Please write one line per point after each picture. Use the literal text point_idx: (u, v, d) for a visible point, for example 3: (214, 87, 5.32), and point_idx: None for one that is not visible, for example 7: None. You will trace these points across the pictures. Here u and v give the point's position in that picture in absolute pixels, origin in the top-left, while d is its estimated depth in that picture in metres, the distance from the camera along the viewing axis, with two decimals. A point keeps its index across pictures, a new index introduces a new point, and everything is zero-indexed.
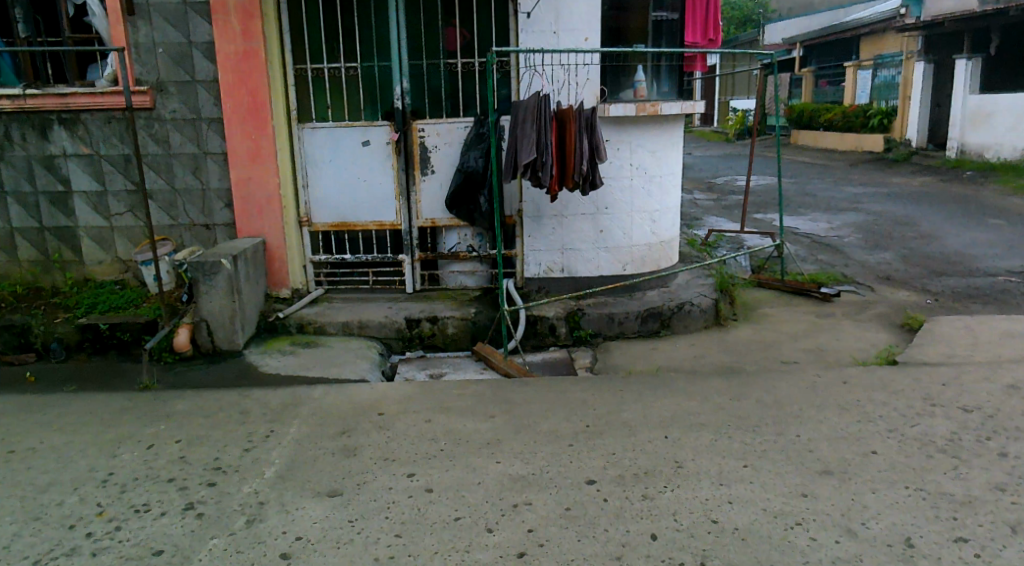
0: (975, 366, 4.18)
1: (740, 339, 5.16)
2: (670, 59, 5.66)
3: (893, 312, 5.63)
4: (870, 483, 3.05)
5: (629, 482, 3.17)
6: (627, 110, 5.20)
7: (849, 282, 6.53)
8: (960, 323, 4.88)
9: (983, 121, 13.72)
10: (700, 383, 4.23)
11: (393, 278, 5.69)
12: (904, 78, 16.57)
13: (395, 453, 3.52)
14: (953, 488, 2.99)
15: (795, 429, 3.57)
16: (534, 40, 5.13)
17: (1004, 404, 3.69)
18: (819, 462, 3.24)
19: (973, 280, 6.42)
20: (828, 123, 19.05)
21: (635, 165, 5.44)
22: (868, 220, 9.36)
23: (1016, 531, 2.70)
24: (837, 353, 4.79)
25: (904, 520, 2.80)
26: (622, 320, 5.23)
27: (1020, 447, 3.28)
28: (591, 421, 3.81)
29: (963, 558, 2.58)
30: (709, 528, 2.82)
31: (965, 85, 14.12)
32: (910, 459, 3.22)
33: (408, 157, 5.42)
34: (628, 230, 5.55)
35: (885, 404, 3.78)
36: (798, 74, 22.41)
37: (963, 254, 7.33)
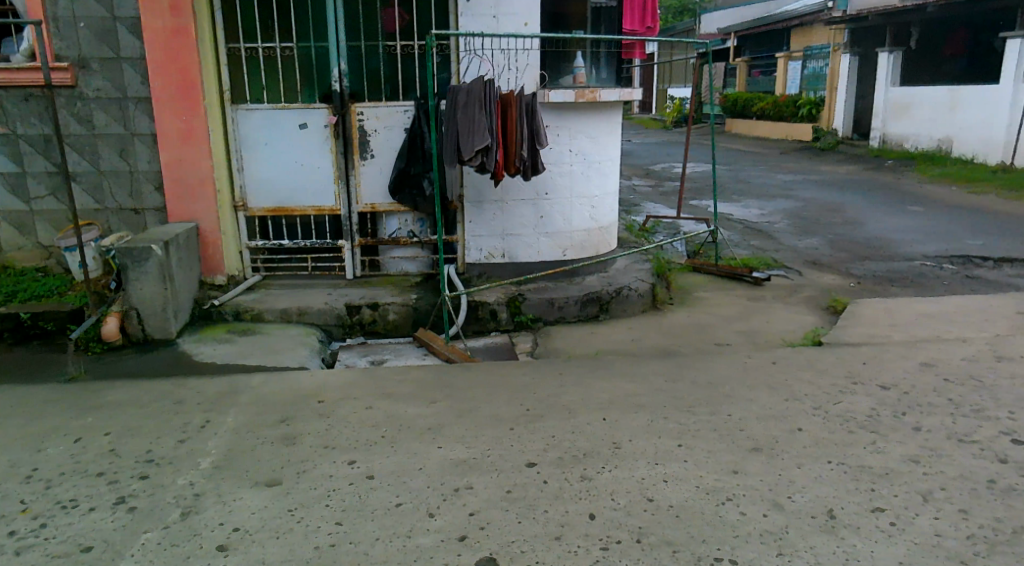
0: (893, 345, 4.40)
1: (676, 323, 5.30)
2: (608, 45, 5.71)
3: (819, 295, 5.87)
4: (797, 458, 3.20)
5: (568, 464, 3.23)
6: (566, 96, 5.26)
7: (778, 266, 6.77)
8: (879, 305, 5.13)
9: (902, 112, 14.36)
10: (637, 366, 4.34)
11: (332, 264, 5.63)
12: (831, 70, 17.15)
13: (335, 440, 3.50)
14: (871, 461, 3.15)
15: (727, 408, 3.70)
16: (474, 23, 5.13)
17: (920, 381, 3.90)
18: (749, 440, 3.37)
19: (892, 264, 6.74)
20: (761, 112, 19.57)
21: (575, 151, 5.52)
22: (797, 206, 9.71)
23: (928, 500, 2.85)
24: (767, 335, 4.98)
25: (826, 492, 2.94)
26: (562, 305, 5.31)
27: (932, 421, 3.47)
28: (533, 404, 3.86)
29: (880, 526, 2.72)
30: (645, 506, 2.91)
31: (887, 78, 14.70)
32: (833, 435, 3.38)
33: (346, 141, 5.34)
34: (568, 216, 5.62)
35: (812, 382, 3.96)
36: (731, 64, 22.91)
37: (883, 239, 7.69)
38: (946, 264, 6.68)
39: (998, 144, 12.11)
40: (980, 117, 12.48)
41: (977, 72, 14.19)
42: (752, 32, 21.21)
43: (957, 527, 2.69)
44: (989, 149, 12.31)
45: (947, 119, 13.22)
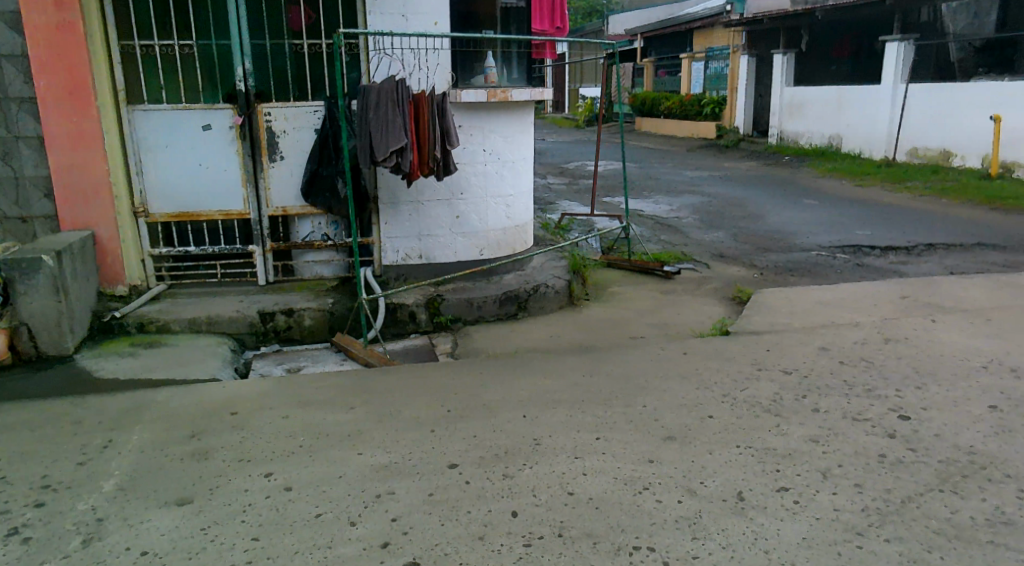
0: (794, 332, 4.64)
1: (592, 318, 5.41)
2: (518, 45, 5.74)
3: (725, 286, 6.11)
4: (708, 445, 3.33)
5: (490, 463, 3.26)
6: (478, 96, 5.28)
7: (688, 259, 7.00)
8: (781, 294, 5.39)
9: (796, 111, 15.16)
10: (555, 362, 4.41)
11: (243, 270, 5.47)
12: (732, 70, 17.85)
13: (249, 453, 3.41)
14: (776, 443, 3.31)
15: (642, 399, 3.82)
16: (383, 22, 5.09)
17: (819, 365, 4.12)
18: (663, 429, 3.49)
19: (791, 255, 7.09)
20: (668, 111, 20.17)
21: (489, 150, 5.55)
22: (703, 201, 10.07)
23: (827, 476, 3.03)
24: (678, 327, 5.15)
25: (736, 475, 3.08)
26: (480, 304, 5.33)
27: (830, 402, 3.67)
28: (453, 405, 3.87)
29: (784, 504, 2.86)
30: (566, 500, 2.97)
31: (782, 78, 15.59)
32: (741, 420, 3.54)
33: (254, 142, 5.20)
34: (484, 216, 5.66)
35: (720, 371, 4.12)
36: (639, 64, 23.50)
37: (783, 231, 8.06)
38: (839, 253, 7.07)
39: (881, 139, 12.88)
40: (864, 116, 13.25)
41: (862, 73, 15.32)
42: (657, 33, 21.82)
43: (853, 501, 2.86)
44: (874, 144, 13.07)
45: (836, 118, 13.98)
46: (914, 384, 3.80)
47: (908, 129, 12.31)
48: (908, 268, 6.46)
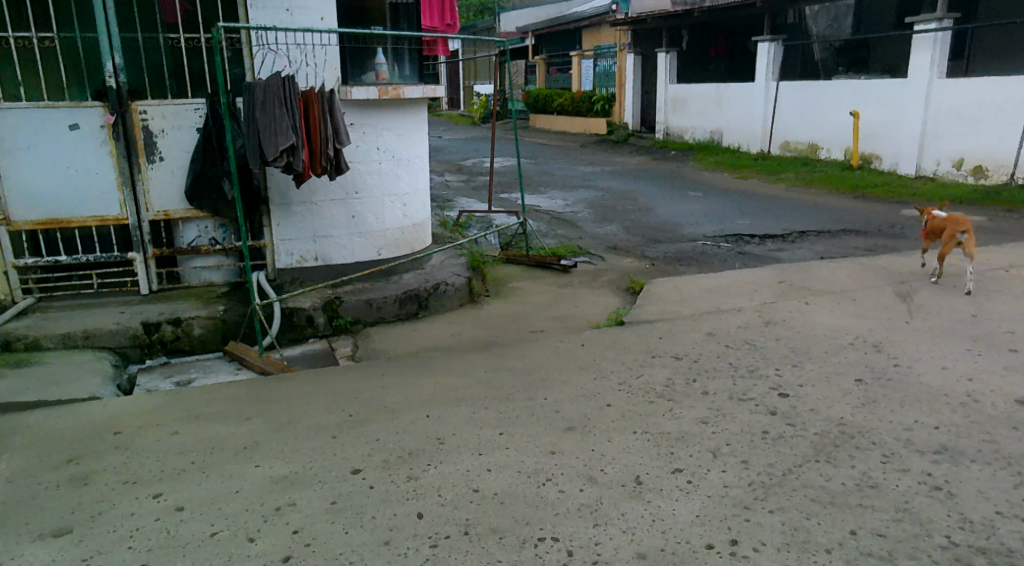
0: (684, 319, 4.83)
1: (492, 314, 5.44)
2: (410, 42, 5.67)
3: (619, 278, 6.29)
4: (607, 433, 3.41)
5: (393, 466, 3.22)
6: (369, 93, 5.18)
7: (583, 252, 7.16)
8: (671, 284, 5.60)
9: (680, 107, 15.74)
10: (457, 360, 4.41)
11: (123, 280, 5.16)
12: (619, 67, 18.35)
13: (135, 474, 3.23)
14: (670, 427, 3.44)
15: (542, 392, 3.87)
16: (265, 16, 4.93)
17: (707, 349, 4.31)
18: (564, 420, 3.55)
19: (679, 245, 7.37)
20: (560, 108, 20.52)
21: (383, 148, 5.48)
22: (597, 195, 10.32)
23: (717, 455, 3.17)
24: (575, 319, 5.26)
25: (634, 460, 3.17)
26: (380, 305, 5.26)
27: (718, 384, 3.85)
28: (355, 409, 3.80)
29: (679, 485, 2.97)
30: (471, 497, 2.97)
31: (666, 75, 16.14)
32: (637, 407, 3.65)
33: (128, 142, 4.91)
34: (380, 215, 5.58)
35: (616, 360, 4.24)
36: (530, 62, 23.79)
37: (672, 223, 8.37)
38: (723, 243, 7.41)
39: (756, 133, 13.54)
40: (741, 111, 13.92)
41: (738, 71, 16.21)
42: (547, 31, 22.14)
43: (741, 477, 3.01)
44: (750, 138, 13.74)
45: (717, 113, 14.61)
46: (792, 363, 4.04)
47: (780, 124, 13.01)
48: (785, 254, 6.84)
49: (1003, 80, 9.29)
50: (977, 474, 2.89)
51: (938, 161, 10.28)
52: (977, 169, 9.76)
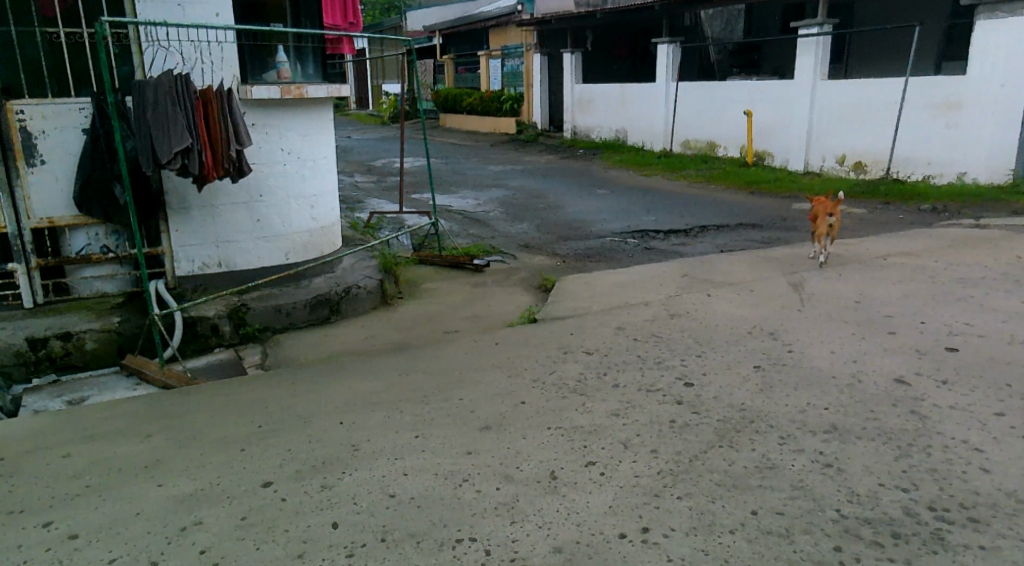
0: (594, 314, 4.92)
1: (405, 316, 5.39)
2: (313, 39, 5.53)
3: (531, 276, 6.34)
4: (522, 430, 3.44)
5: (305, 476, 3.13)
6: (270, 92, 5.03)
7: (496, 251, 7.18)
8: (581, 281, 5.70)
9: (586, 107, 16.00)
10: (370, 364, 4.34)
11: (4, 293, 4.80)
12: (527, 68, 18.52)
13: (23, 502, 3.02)
14: (582, 421, 3.49)
15: (457, 393, 3.86)
16: (155, 11, 4.72)
17: (616, 343, 4.40)
18: (479, 420, 3.55)
19: (589, 242, 7.50)
20: (470, 108, 20.52)
21: (288, 149, 5.33)
22: (508, 194, 10.38)
23: (629, 446, 3.24)
24: (488, 318, 5.27)
25: (549, 456, 3.21)
26: (289, 311, 5.11)
27: (627, 377, 3.94)
28: (264, 420, 3.69)
29: (593, 478, 3.02)
30: (386, 503, 2.92)
31: (572, 76, 16.20)
32: (551, 403, 3.69)
33: (5, 145, 4.58)
34: (287, 218, 5.43)
35: (529, 357, 4.28)
36: (438, 61, 23.68)
37: (581, 220, 8.51)
38: (631, 238, 7.60)
39: (659, 131, 13.91)
40: (644, 111, 14.28)
41: (640, 71, 16.64)
42: (455, 30, 22.10)
43: (652, 466, 3.08)
44: (653, 137, 14.12)
45: (621, 113, 14.95)
46: (696, 353, 4.19)
47: (681, 123, 13.41)
48: (689, 249, 7.08)
49: (879, 81, 9.89)
50: (865, 449, 3.07)
51: (824, 158, 10.84)
52: (858, 165, 10.34)
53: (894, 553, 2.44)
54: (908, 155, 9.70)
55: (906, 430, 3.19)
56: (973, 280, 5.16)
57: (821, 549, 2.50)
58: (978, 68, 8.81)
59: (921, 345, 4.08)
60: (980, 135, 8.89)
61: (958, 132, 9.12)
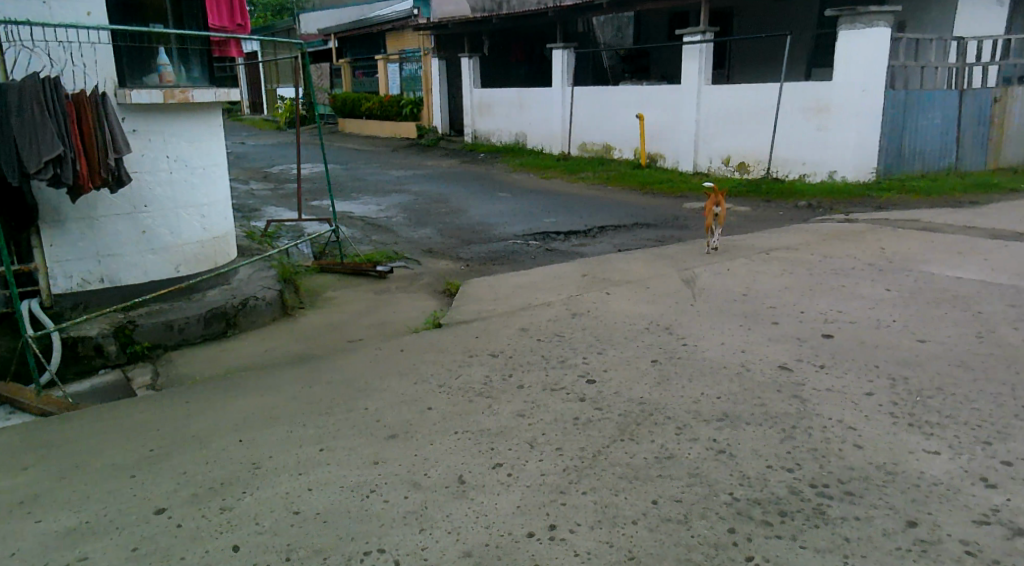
0: (499, 317, 4.98)
1: (307, 326, 5.28)
2: (195, 42, 5.34)
3: (435, 280, 6.35)
4: (429, 436, 3.45)
5: (203, 499, 3.03)
6: (152, 97, 4.82)
7: (399, 257, 7.14)
8: (485, 284, 5.76)
9: (485, 111, 16.11)
10: (271, 378, 4.24)
11: None
12: (425, 72, 18.47)
13: None
14: (488, 423, 3.54)
15: (362, 402, 3.83)
16: (17, 10, 4.45)
17: (520, 344, 4.48)
18: (385, 429, 3.53)
19: (492, 245, 7.57)
20: (369, 112, 20.27)
21: (173, 157, 5.12)
22: (410, 199, 10.33)
23: (534, 446, 3.31)
24: (393, 324, 5.24)
25: (456, 460, 3.23)
26: (182, 326, 4.91)
27: (531, 377, 4.02)
28: (156, 443, 3.54)
29: (500, 479, 3.07)
30: (291, 521, 2.87)
31: (470, 80, 16.23)
32: (457, 407, 3.72)
33: None
34: (175, 228, 5.22)
35: (434, 362, 4.29)
36: (335, 65, 23.25)
37: (484, 224, 8.58)
38: (532, 240, 7.72)
39: (556, 135, 14.18)
40: (542, 115, 14.52)
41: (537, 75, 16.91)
42: (350, 34, 21.77)
43: (557, 464, 3.16)
44: (552, 140, 14.38)
45: (520, 116, 15.14)
46: (597, 350, 4.32)
47: (577, 126, 13.72)
48: (589, 249, 7.26)
49: (758, 86, 10.44)
50: (754, 434, 3.26)
51: (710, 159, 11.33)
52: (741, 165, 10.87)
53: (781, 530, 2.61)
54: (785, 156, 10.29)
55: (789, 414, 3.41)
56: (844, 270, 5.55)
57: (716, 532, 2.63)
58: (842, 74, 9.42)
59: (800, 333, 4.36)
60: (847, 137, 9.52)
61: (827, 134, 9.75)
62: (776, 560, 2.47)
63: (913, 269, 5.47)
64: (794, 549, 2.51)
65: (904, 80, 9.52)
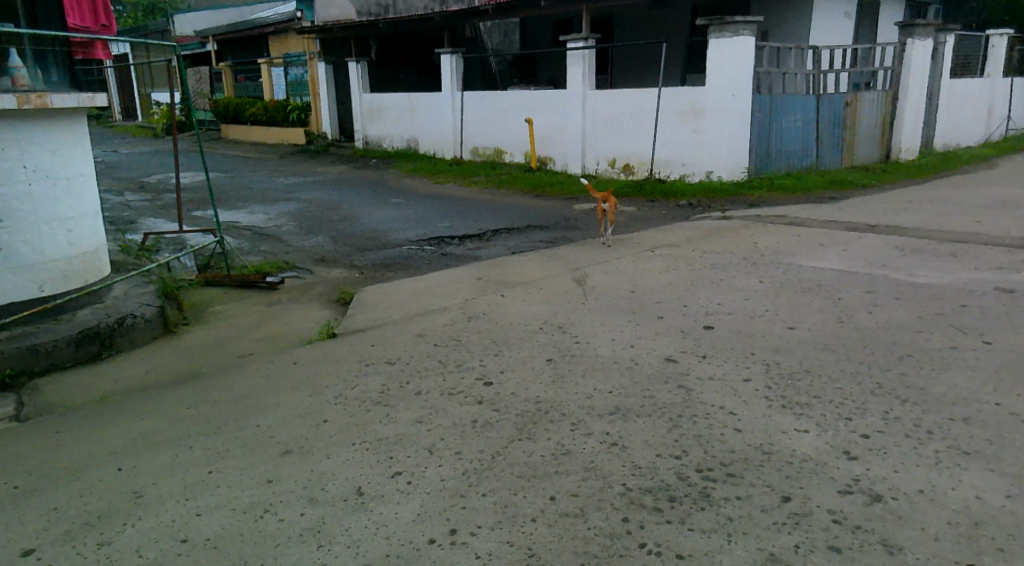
0: (394, 324, 4.96)
1: (192, 343, 5.07)
2: (53, 44, 5.04)
3: (328, 290, 6.23)
4: (325, 450, 3.39)
5: (79, 535, 2.87)
6: (6, 102, 4.45)
7: (290, 266, 6.96)
8: (380, 292, 5.71)
9: (375, 115, 15.92)
10: (153, 400, 4.04)
11: None
12: (311, 76, 18.07)
13: None
14: (386, 432, 3.52)
15: (254, 419, 3.72)
16: None
17: (417, 350, 4.47)
18: (279, 445, 3.45)
19: (386, 252, 7.50)
20: (253, 118, 19.60)
21: (32, 167, 4.79)
22: (299, 207, 10.07)
23: (433, 452, 3.32)
24: (285, 336, 5.11)
25: (354, 472, 3.20)
26: (50, 350, 4.59)
27: (429, 383, 4.02)
28: (23, 478, 3.31)
29: (399, 488, 3.06)
30: (178, 550, 2.75)
31: (358, 84, 16.01)
32: (353, 418, 3.67)
33: None
34: (38, 244, 4.89)
35: (329, 373, 4.22)
36: (214, 68, 22.33)
37: (377, 230, 8.49)
38: (427, 245, 7.71)
39: (447, 140, 14.21)
40: (433, 120, 14.51)
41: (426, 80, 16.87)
42: (230, 36, 20.98)
43: (457, 468, 3.18)
44: (443, 144, 14.39)
45: (411, 121, 15.06)
46: (493, 352, 4.37)
47: (468, 131, 13.79)
48: (483, 252, 7.33)
49: (639, 90, 10.84)
50: (644, 425, 3.40)
51: (597, 161, 11.66)
52: (626, 167, 11.26)
53: (671, 516, 2.74)
54: (667, 157, 10.73)
55: (676, 404, 3.57)
56: (723, 265, 5.86)
57: (611, 522, 2.73)
58: (714, 80, 9.89)
59: (684, 326, 4.57)
60: (721, 139, 10.02)
61: (703, 137, 10.23)
62: (667, 544, 2.59)
63: (784, 261, 5.84)
64: (683, 533, 2.64)
65: (769, 86, 10.17)
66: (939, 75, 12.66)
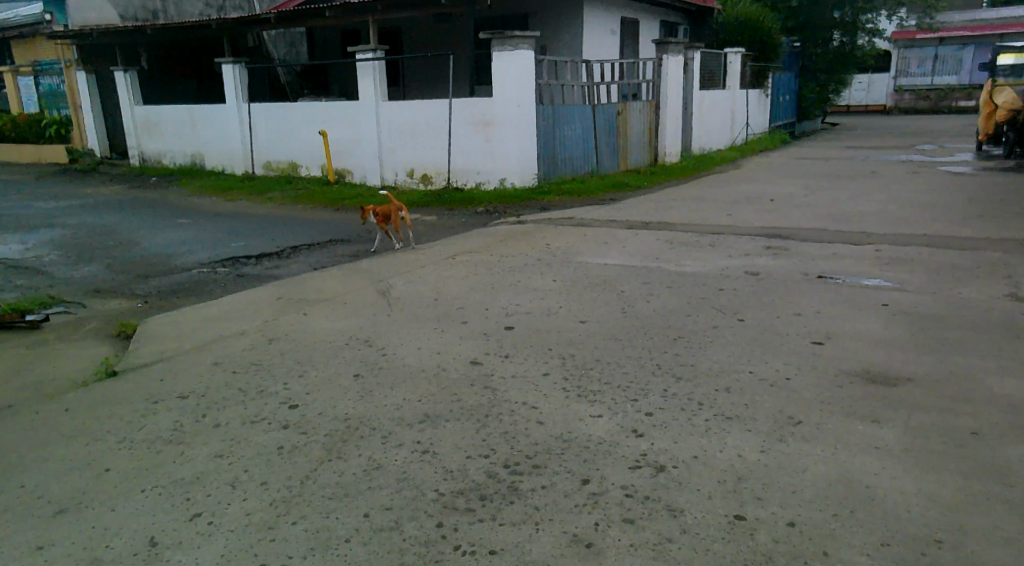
0: (184, 354, 4.63)
1: None
2: None
3: (105, 323, 5.68)
4: (109, 502, 3.10)
5: None
6: None
7: (57, 301, 6.25)
8: (167, 321, 5.31)
9: (152, 130, 14.74)
10: None
11: None
12: (70, 88, 16.34)
13: None
14: (181, 473, 3.28)
15: (18, 480, 3.30)
16: None
17: (212, 380, 4.21)
18: (52, 505, 3.10)
19: (172, 277, 6.98)
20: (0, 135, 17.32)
21: None
22: (65, 234, 9.07)
23: (236, 486, 3.16)
24: (54, 380, 4.58)
25: (144, 521, 2.95)
26: None
27: (228, 413, 3.80)
28: None
29: (198, 530, 2.88)
30: None
31: (128, 96, 14.72)
32: (141, 462, 3.39)
33: None
34: None
35: (111, 416, 3.85)
36: None
37: (160, 254, 7.86)
38: (220, 267, 7.28)
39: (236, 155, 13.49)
40: (218, 135, 13.72)
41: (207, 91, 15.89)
42: None
43: (262, 499, 3.05)
44: (233, 160, 13.64)
45: (194, 136, 14.11)
46: (297, 373, 4.23)
47: (258, 145, 13.19)
48: (281, 270, 7.06)
49: (431, 101, 10.99)
50: (453, 430, 3.47)
51: (396, 171, 11.65)
52: (424, 177, 11.36)
53: (482, 514, 2.82)
54: (461, 166, 10.96)
55: (482, 405, 3.68)
56: (519, 267, 6.12)
57: (425, 530, 2.76)
58: (499, 90, 10.24)
59: (486, 328, 4.72)
60: (511, 147, 10.43)
61: (493, 145, 10.58)
62: (479, 543, 2.67)
63: (574, 260, 6.22)
64: (494, 528, 2.74)
65: (550, 96, 10.79)
66: (691, 86, 14.16)
